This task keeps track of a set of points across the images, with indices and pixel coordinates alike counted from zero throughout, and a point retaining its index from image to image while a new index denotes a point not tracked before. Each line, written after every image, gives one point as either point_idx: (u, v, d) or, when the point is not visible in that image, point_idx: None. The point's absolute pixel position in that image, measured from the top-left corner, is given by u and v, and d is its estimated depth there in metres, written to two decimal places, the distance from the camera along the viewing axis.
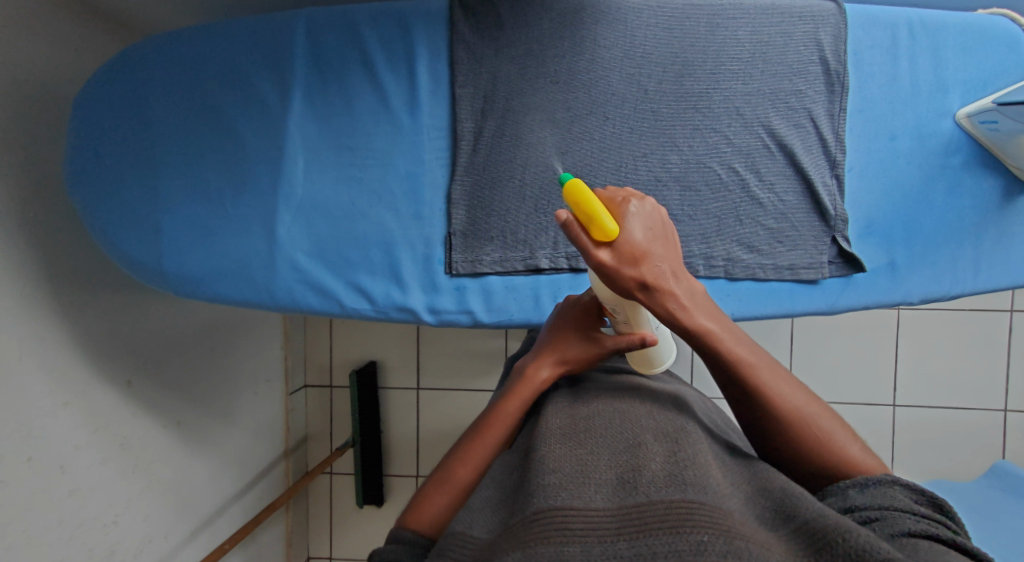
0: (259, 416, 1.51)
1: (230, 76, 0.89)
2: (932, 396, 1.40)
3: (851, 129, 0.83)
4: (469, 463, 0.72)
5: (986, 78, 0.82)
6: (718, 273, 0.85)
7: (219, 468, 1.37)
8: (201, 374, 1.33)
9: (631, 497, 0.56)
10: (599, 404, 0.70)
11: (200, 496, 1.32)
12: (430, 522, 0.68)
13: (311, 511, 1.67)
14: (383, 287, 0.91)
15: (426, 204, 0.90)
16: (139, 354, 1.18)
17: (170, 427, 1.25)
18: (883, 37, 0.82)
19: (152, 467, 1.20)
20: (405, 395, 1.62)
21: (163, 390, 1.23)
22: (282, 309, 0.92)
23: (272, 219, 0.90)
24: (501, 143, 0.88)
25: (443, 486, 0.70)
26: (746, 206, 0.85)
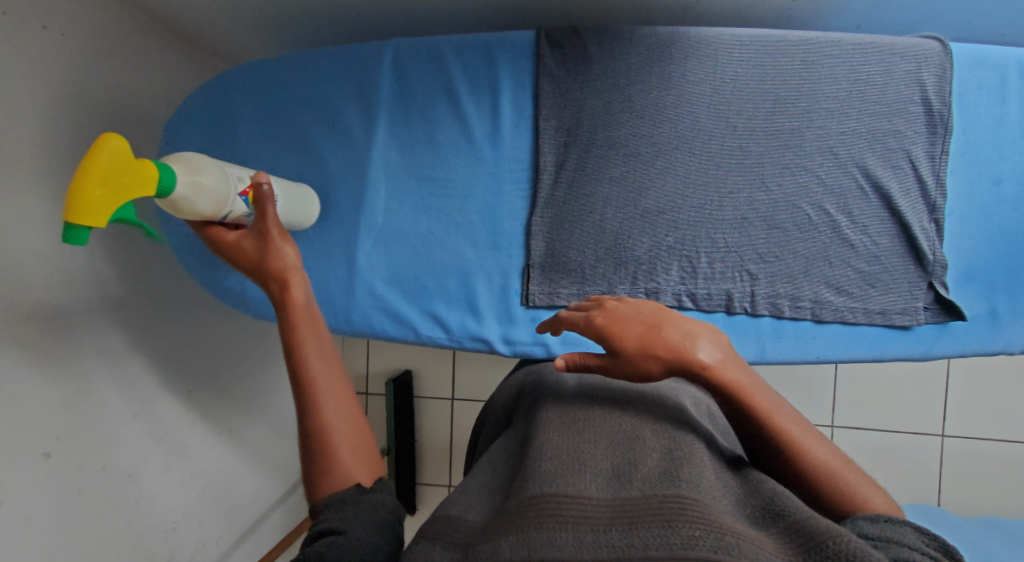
0: (298, 422, 1.53)
1: (312, 104, 0.91)
2: (1010, 433, 1.33)
3: (952, 172, 0.80)
4: (336, 408, 0.66)
5: None
6: (804, 315, 0.83)
7: (267, 476, 1.40)
8: (253, 384, 1.36)
9: (624, 489, 0.58)
10: (602, 399, 0.72)
11: (247, 503, 1.33)
12: (355, 472, 0.63)
13: None
14: (458, 317, 0.91)
15: (503, 235, 0.90)
16: (197, 365, 1.19)
17: (223, 435, 1.26)
18: (990, 78, 0.79)
19: (209, 473, 1.22)
20: (442, 408, 1.62)
21: (216, 401, 1.25)
22: (358, 335, 0.93)
23: (353, 247, 0.91)
24: (584, 177, 0.87)
25: (336, 442, 0.64)
26: (835, 247, 0.82)
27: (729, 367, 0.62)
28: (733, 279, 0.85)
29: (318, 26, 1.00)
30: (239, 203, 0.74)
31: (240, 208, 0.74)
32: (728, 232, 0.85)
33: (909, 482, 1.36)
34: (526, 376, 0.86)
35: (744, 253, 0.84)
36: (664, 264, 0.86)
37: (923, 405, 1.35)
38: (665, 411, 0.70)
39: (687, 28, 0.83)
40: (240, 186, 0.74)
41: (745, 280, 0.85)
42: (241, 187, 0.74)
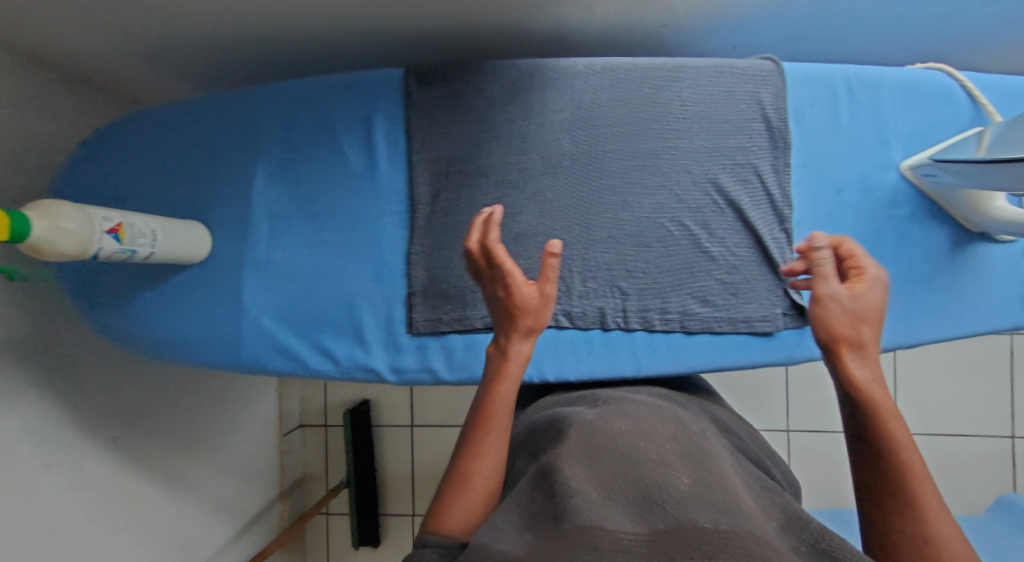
0: (252, 460, 1.57)
1: (196, 148, 0.92)
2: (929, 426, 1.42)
3: (795, 183, 0.84)
4: (488, 458, 0.68)
5: (926, 132, 0.83)
6: (674, 327, 0.87)
7: (213, 516, 1.40)
8: (189, 425, 1.36)
9: (661, 521, 0.55)
10: (625, 422, 0.66)
11: (189, 547, 1.32)
12: (477, 525, 0.64)
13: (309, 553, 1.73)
14: (346, 347, 0.92)
15: (385, 266, 0.91)
16: (122, 410, 1.20)
17: (158, 479, 1.26)
18: (823, 94, 0.83)
19: (145, 521, 1.21)
20: (400, 435, 1.69)
21: (143, 445, 1.24)
22: (252, 372, 0.94)
23: (237, 285, 0.91)
24: (459, 206, 0.90)
25: (466, 484, 0.66)
26: (699, 260, 0.86)
27: (863, 371, 0.66)
28: (605, 296, 0.88)
29: (220, 72, 1.03)
30: (108, 244, 0.72)
31: (111, 248, 0.73)
32: (599, 251, 0.88)
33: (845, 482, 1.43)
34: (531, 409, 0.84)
35: (614, 270, 0.88)
36: None
37: None
38: (680, 434, 0.66)
39: (545, 60, 0.87)
40: (107, 225, 0.72)
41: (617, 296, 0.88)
42: (109, 226, 0.72)
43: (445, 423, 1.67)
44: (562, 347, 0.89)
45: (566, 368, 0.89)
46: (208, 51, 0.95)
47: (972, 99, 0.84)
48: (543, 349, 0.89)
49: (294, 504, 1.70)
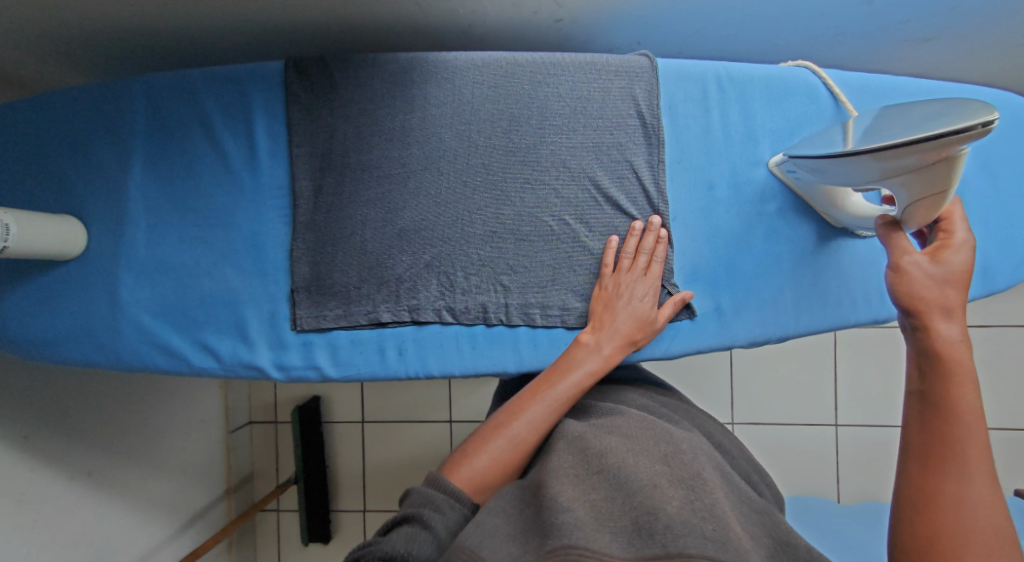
0: (194, 457, 1.55)
1: (70, 143, 0.89)
2: (865, 415, 1.44)
3: (671, 179, 0.87)
4: (530, 421, 0.74)
5: (792, 127, 0.88)
6: (553, 322, 0.88)
7: (140, 515, 1.38)
8: (112, 423, 1.34)
9: (649, 549, 0.55)
10: (613, 441, 0.68)
11: (114, 546, 1.31)
12: (481, 487, 0.71)
13: (258, 548, 1.73)
14: (230, 345, 0.90)
15: (268, 261, 0.90)
16: (40, 408, 1.19)
17: (78, 478, 1.25)
18: (694, 91, 0.87)
19: (58, 521, 1.19)
20: (349, 430, 1.69)
21: (65, 443, 1.23)
22: (131, 371, 0.91)
23: (115, 281, 0.89)
24: (340, 201, 0.89)
25: (501, 437, 0.73)
26: (579, 256, 0.87)
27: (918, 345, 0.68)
28: (487, 291, 0.88)
29: (118, 65, 1.01)
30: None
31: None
32: (481, 247, 0.88)
33: (784, 469, 1.46)
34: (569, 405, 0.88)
35: (496, 265, 0.88)
36: (423, 281, 0.89)
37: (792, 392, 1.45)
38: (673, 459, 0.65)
39: (425, 54, 0.87)
40: None
41: (498, 292, 0.88)
42: None
43: (380, 416, 1.67)
44: (446, 344, 0.90)
45: (451, 363, 0.90)
46: (87, 42, 0.93)
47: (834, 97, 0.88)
48: (428, 343, 0.90)
49: (240, 500, 1.68)
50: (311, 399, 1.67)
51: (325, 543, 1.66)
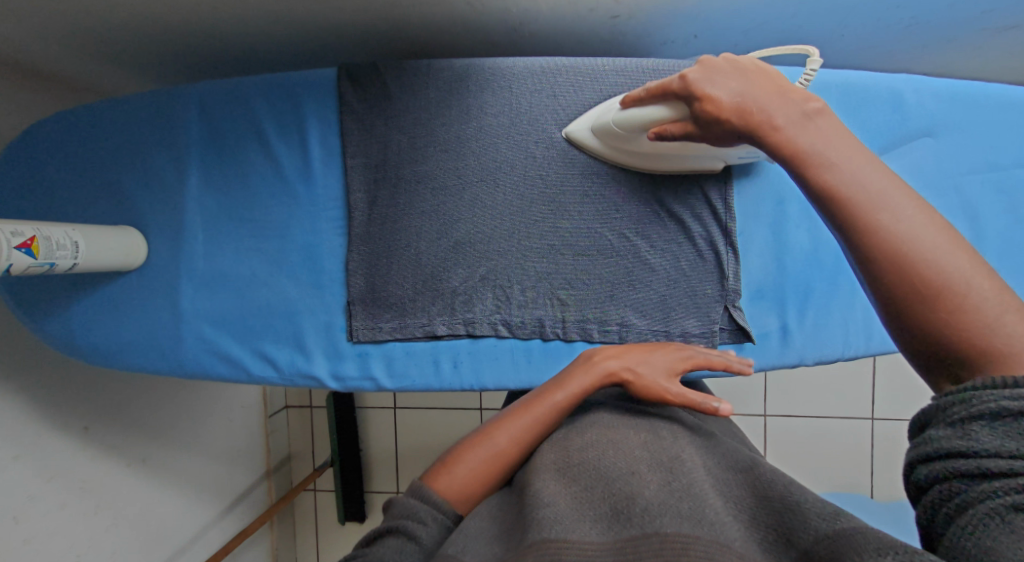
0: (238, 443, 1.59)
1: (124, 150, 0.89)
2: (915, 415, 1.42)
3: (739, 194, 0.86)
4: (522, 436, 0.69)
5: (871, 137, 0.82)
6: (611, 338, 0.87)
7: (189, 499, 1.42)
8: (164, 413, 1.38)
9: (626, 531, 0.54)
10: (595, 433, 0.66)
11: (169, 529, 1.36)
12: (468, 497, 0.67)
13: (297, 529, 1.78)
14: (287, 355, 0.91)
15: (324, 273, 0.90)
16: (97, 402, 1.22)
17: (135, 465, 1.29)
18: None
19: (116, 506, 1.23)
20: (382, 416, 1.71)
21: (122, 432, 1.27)
22: (192, 378, 0.92)
23: (174, 291, 0.90)
24: (396, 214, 0.88)
25: (490, 445, 0.69)
26: (638, 271, 0.87)
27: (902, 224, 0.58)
28: (545, 305, 0.88)
29: (164, 66, 0.99)
30: (19, 259, 0.71)
31: (24, 262, 0.72)
32: (538, 261, 0.87)
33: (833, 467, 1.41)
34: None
35: (554, 279, 0.87)
36: (479, 294, 0.88)
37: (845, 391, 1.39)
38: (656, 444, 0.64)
39: (481, 61, 0.85)
40: (19, 241, 0.71)
41: (555, 307, 0.88)
42: (20, 241, 0.71)
43: (418, 405, 1.69)
44: (502, 358, 0.89)
45: (506, 377, 0.89)
46: (138, 45, 0.91)
47: (916, 103, 0.83)
48: (484, 356, 0.89)
49: (279, 480, 1.72)
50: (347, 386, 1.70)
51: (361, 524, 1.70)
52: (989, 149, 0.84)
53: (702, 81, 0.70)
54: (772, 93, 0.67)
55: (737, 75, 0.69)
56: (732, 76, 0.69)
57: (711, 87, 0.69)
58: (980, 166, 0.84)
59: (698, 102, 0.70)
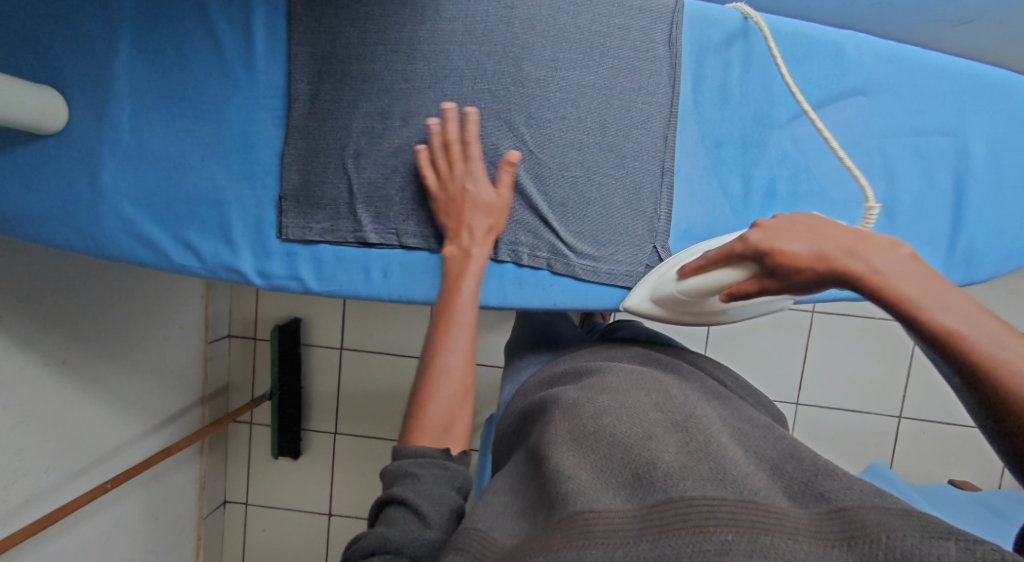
0: (170, 361, 1.55)
1: (54, 11, 0.84)
2: (829, 397, 1.56)
3: (683, 130, 0.89)
4: (457, 350, 0.77)
5: (812, 89, 0.87)
6: (540, 264, 0.88)
7: (111, 409, 1.37)
8: (90, 314, 1.30)
9: (650, 496, 0.54)
10: (606, 400, 0.66)
11: (87, 436, 1.30)
12: (451, 430, 0.74)
13: (228, 459, 1.77)
14: (212, 245, 0.89)
15: (258, 164, 0.88)
16: (17, 289, 1.12)
17: (52, 364, 1.21)
18: (717, 37, 0.88)
19: (30, 404, 1.16)
20: (326, 354, 1.70)
21: (39, 327, 1.17)
22: (110, 259, 0.89)
23: (97, 165, 0.86)
24: (338, 110, 0.86)
25: (447, 375, 0.75)
26: (573, 202, 0.87)
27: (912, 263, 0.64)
28: None
29: None
30: None
31: None
32: None
33: None
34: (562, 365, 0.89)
35: None
36: (413, 208, 0.87)
37: (767, 368, 1.56)
38: (670, 412, 0.64)
39: None
40: None
41: None
42: None
43: (361, 344, 1.69)
44: (432, 272, 0.89)
45: (435, 292, 0.89)
46: None
47: (859, 58, 0.87)
48: (414, 269, 0.89)
49: (214, 408, 1.72)
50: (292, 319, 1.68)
51: (294, 459, 1.70)
52: (915, 115, 0.88)
53: (776, 240, 0.68)
54: (843, 240, 0.66)
55: (801, 227, 0.69)
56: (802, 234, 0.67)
57: (780, 241, 0.67)
58: (905, 130, 0.89)
59: (768, 257, 0.68)
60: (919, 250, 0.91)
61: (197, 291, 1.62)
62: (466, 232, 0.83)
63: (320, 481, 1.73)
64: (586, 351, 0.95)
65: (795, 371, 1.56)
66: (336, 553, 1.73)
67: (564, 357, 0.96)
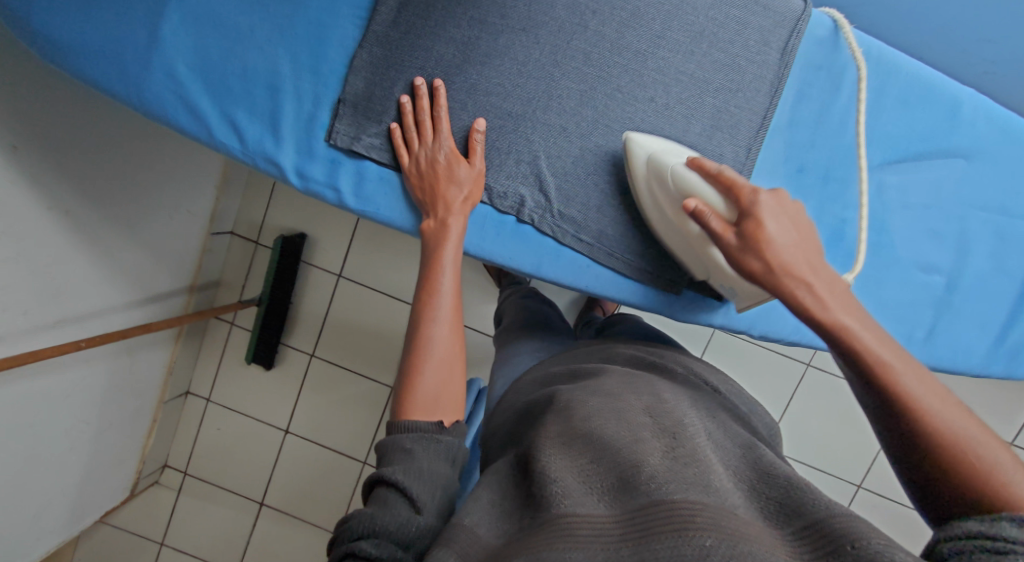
0: (169, 240, 1.51)
1: None
2: (800, 451, 1.55)
3: (769, 145, 0.87)
4: (443, 327, 0.78)
5: (913, 139, 0.88)
6: (582, 246, 0.86)
7: (98, 270, 1.32)
8: (103, 168, 1.24)
9: (633, 500, 0.52)
10: (596, 404, 0.65)
11: (70, 288, 1.25)
12: (441, 403, 0.75)
13: (200, 354, 1.74)
14: (258, 131, 0.84)
15: (325, 61, 0.84)
16: (36, 124, 1.05)
17: (51, 210, 1.15)
18: (835, 59, 0.86)
19: (22, 240, 1.10)
20: (322, 276, 1.67)
21: (47, 166, 1.11)
22: (149, 117, 0.84)
23: (159, 16, 0.80)
24: (422, 27, 0.82)
25: (438, 358, 0.77)
26: (634, 193, 0.85)
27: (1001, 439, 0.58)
28: (532, 185, 0.85)
29: None
30: None
31: None
32: (543, 139, 0.84)
33: None
34: (557, 364, 0.89)
35: (552, 161, 0.84)
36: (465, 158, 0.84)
37: None
38: (657, 420, 0.62)
39: None
40: None
41: (541, 190, 0.85)
42: None
43: (358, 274, 1.66)
44: (470, 220, 0.86)
45: (468, 240, 0.86)
46: None
47: (969, 121, 0.89)
48: None
49: (200, 300, 1.70)
50: (298, 233, 1.65)
51: (265, 369, 1.68)
52: (1007, 191, 0.92)
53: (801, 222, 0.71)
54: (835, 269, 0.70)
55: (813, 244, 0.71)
56: (804, 273, 0.67)
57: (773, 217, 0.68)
58: (993, 208, 0.92)
59: (755, 220, 0.69)
60: (966, 332, 0.94)
61: (213, 178, 1.58)
62: (443, 205, 0.81)
63: (284, 397, 1.71)
64: (577, 353, 0.94)
65: (777, 421, 1.54)
66: (281, 470, 1.72)
67: (562, 355, 0.96)
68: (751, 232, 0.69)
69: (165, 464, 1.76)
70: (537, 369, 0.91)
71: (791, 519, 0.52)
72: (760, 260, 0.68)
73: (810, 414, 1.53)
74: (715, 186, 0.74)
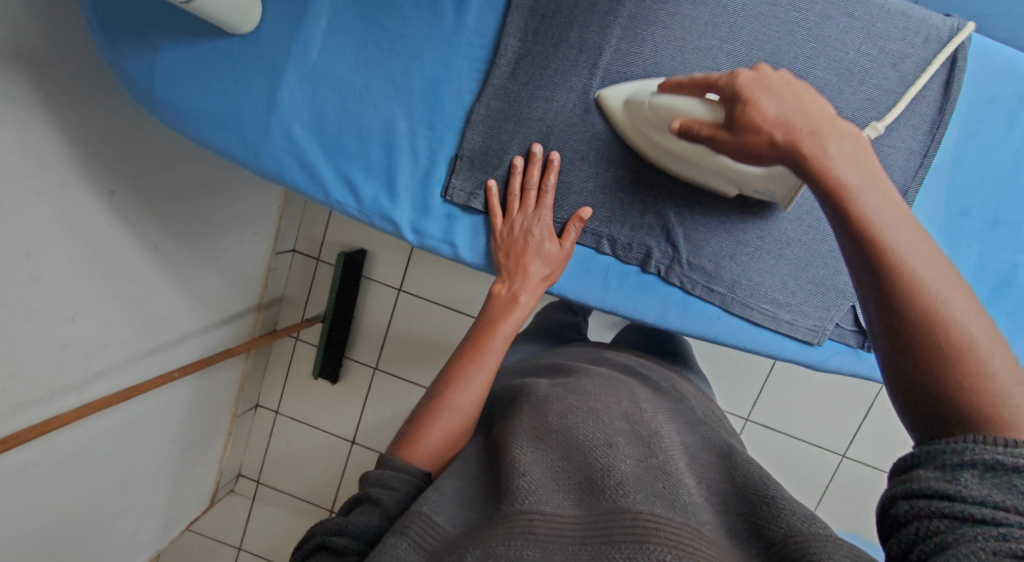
0: (240, 262, 1.48)
1: None
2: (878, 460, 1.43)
3: (928, 186, 0.85)
4: (470, 390, 0.71)
5: None
6: (714, 298, 0.82)
7: (187, 300, 1.30)
8: (193, 200, 1.22)
9: (599, 504, 0.49)
10: (574, 401, 0.62)
11: (163, 322, 1.23)
12: (443, 457, 0.67)
13: (267, 367, 1.75)
14: (373, 188, 0.82)
15: (442, 115, 0.81)
16: (132, 163, 1.02)
17: (145, 248, 1.12)
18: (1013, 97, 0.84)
19: (123, 280, 1.07)
20: (382, 290, 1.66)
21: (144, 204, 1.08)
22: (266, 177, 0.82)
23: (278, 76, 0.79)
24: (544, 77, 0.78)
25: (459, 409, 0.69)
26: (770, 240, 0.81)
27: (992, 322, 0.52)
28: (660, 235, 0.81)
29: None
30: None
31: None
32: (673, 187, 0.80)
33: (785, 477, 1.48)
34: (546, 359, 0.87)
35: (686, 213, 0.80)
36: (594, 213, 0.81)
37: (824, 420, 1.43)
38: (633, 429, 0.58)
39: None
40: None
41: (671, 242, 0.81)
42: None
43: (419, 288, 1.64)
44: (593, 273, 0.83)
45: (589, 294, 0.83)
46: None
47: None
48: (577, 266, 0.83)
49: (267, 317, 1.69)
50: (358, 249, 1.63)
51: (331, 382, 1.69)
52: None
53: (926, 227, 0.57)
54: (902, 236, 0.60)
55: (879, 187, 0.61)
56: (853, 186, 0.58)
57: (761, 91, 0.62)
58: None
59: (742, 102, 0.62)
60: None
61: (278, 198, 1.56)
62: (521, 279, 0.79)
63: (350, 409, 1.72)
64: (575, 352, 0.92)
65: (852, 432, 1.42)
66: (347, 483, 1.73)
67: (551, 352, 0.94)
68: (739, 115, 0.62)
69: (239, 473, 1.79)
70: (526, 361, 0.89)
71: (753, 545, 0.50)
72: (773, 131, 0.61)
73: (888, 425, 1.41)
74: (693, 93, 0.67)
